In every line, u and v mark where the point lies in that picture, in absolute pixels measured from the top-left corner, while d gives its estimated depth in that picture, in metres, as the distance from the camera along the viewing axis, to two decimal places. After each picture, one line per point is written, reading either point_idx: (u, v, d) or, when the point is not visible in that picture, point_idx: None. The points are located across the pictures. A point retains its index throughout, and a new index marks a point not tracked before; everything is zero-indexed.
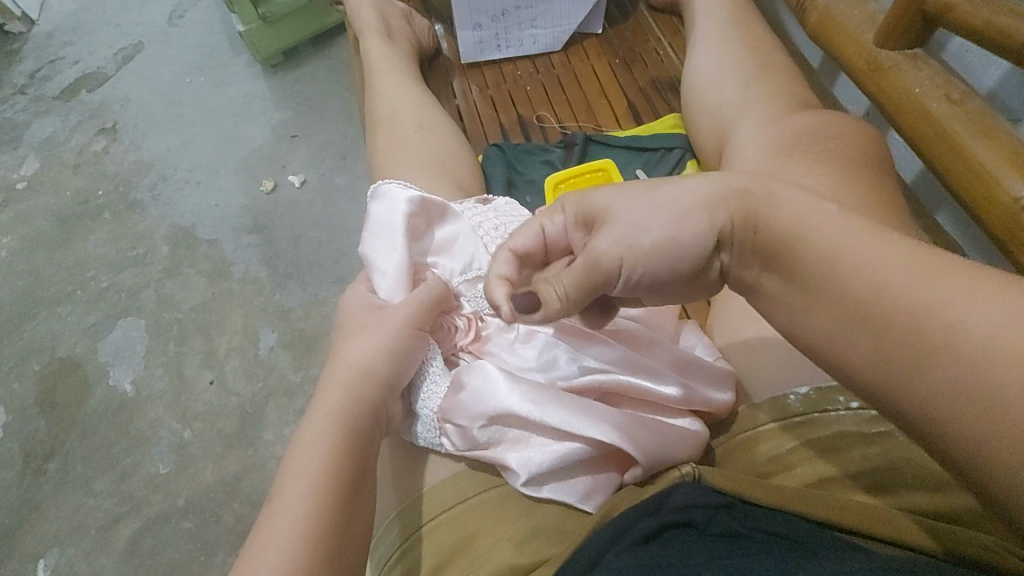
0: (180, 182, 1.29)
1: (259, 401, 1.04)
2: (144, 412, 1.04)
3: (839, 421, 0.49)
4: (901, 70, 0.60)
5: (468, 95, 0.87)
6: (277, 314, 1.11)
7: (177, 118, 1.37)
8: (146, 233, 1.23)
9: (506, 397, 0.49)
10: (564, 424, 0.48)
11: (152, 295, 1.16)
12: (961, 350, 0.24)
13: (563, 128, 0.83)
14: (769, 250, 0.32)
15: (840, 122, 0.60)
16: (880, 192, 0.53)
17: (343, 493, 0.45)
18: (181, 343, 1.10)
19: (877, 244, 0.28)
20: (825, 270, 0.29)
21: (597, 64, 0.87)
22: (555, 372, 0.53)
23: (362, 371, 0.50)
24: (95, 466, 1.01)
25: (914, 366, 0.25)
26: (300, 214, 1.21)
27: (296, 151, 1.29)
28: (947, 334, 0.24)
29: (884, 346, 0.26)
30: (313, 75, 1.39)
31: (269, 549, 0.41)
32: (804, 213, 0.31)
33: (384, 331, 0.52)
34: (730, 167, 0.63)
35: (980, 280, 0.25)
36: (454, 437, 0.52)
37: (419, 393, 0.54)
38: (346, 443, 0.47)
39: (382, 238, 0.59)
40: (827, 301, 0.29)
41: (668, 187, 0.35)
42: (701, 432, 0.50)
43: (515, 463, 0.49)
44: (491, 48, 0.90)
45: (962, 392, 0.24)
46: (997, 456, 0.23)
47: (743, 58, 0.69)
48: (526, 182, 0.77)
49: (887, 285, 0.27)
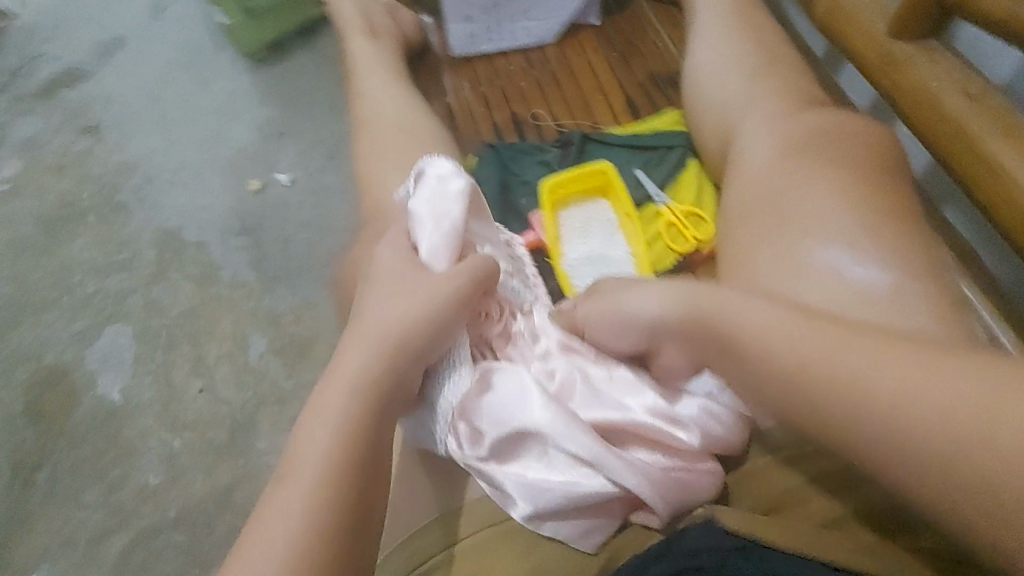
0: (166, 184, 1.25)
1: (249, 410, 1.00)
2: (134, 421, 1.01)
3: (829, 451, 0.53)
4: (915, 64, 0.57)
5: (459, 92, 0.84)
6: (267, 319, 1.08)
7: (162, 117, 1.33)
8: (132, 236, 1.20)
9: (537, 413, 0.53)
10: (590, 456, 0.51)
11: (138, 301, 1.12)
12: (877, 408, 0.37)
13: (559, 125, 0.80)
14: (732, 345, 0.45)
15: (858, 120, 0.57)
16: (892, 202, 0.51)
17: (359, 475, 0.44)
18: (169, 350, 1.07)
19: (803, 330, 0.42)
20: (771, 356, 0.43)
21: (593, 57, 0.84)
22: (576, 402, 0.56)
23: (398, 338, 0.51)
24: (84, 478, 0.98)
25: (853, 422, 0.38)
26: (289, 214, 1.18)
27: (284, 149, 1.26)
28: (872, 393, 0.37)
29: (830, 410, 0.39)
30: (299, 69, 1.35)
31: (288, 523, 0.41)
32: (742, 310, 0.46)
33: (427, 301, 0.53)
34: (733, 175, 0.59)
35: (885, 356, 0.38)
36: (466, 441, 0.56)
37: (443, 389, 0.56)
38: (369, 422, 0.47)
39: (432, 204, 0.61)
40: (770, 382, 0.43)
41: (652, 287, 0.53)
42: (716, 471, 0.53)
43: (511, 484, 0.53)
44: (482, 41, 0.86)
45: (894, 436, 0.36)
46: (922, 480, 0.35)
47: (747, 52, 0.65)
48: (522, 184, 0.74)
49: (817, 361, 0.40)
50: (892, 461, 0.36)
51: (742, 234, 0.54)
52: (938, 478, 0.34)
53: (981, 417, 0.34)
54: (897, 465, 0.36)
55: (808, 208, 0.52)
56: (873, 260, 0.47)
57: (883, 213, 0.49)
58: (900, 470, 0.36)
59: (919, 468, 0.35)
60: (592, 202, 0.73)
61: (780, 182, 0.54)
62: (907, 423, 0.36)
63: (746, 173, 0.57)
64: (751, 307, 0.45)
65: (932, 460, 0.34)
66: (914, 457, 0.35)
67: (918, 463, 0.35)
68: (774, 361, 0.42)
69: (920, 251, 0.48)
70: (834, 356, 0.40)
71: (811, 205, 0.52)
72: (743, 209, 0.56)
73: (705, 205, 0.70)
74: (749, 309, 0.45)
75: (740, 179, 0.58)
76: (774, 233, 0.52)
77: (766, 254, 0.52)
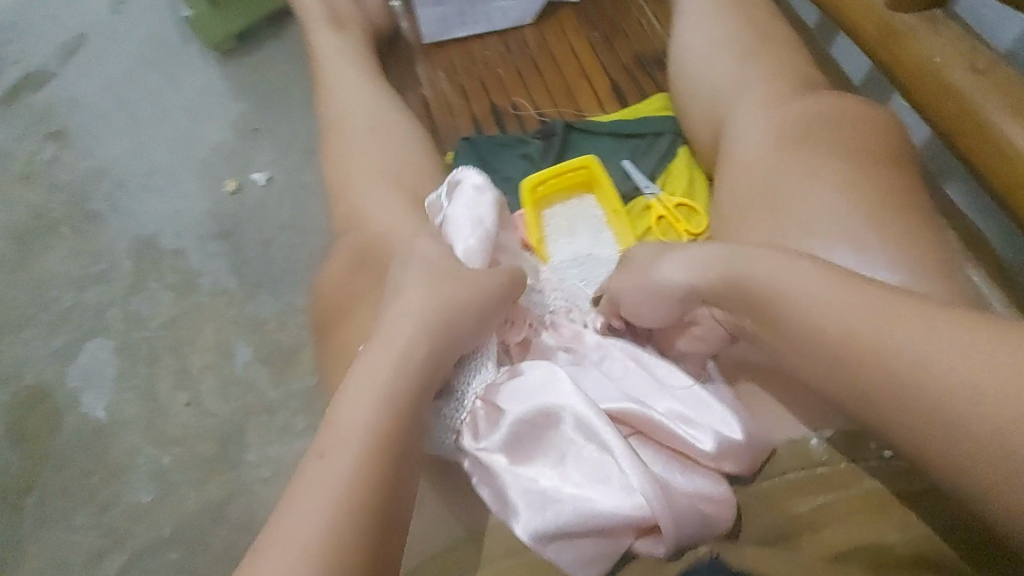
0: (138, 189, 1.20)
1: (238, 421, 0.98)
2: (120, 439, 0.99)
3: (868, 471, 0.51)
4: (918, 36, 0.53)
5: (433, 82, 0.79)
6: (250, 327, 1.05)
7: (130, 118, 1.28)
8: (107, 246, 1.16)
9: (567, 396, 0.55)
10: (614, 449, 0.52)
11: (118, 313, 1.09)
12: (920, 380, 0.40)
13: (541, 114, 0.76)
14: (774, 309, 0.48)
15: (855, 102, 0.56)
16: (894, 197, 0.50)
17: (392, 456, 0.46)
18: (152, 363, 1.04)
19: (850, 293, 0.45)
20: (817, 320, 0.45)
21: (574, 39, 0.79)
22: (598, 395, 0.57)
23: (445, 325, 0.54)
24: (73, 499, 0.96)
25: (894, 391, 0.41)
26: (267, 216, 1.14)
27: (258, 147, 1.21)
28: (918, 365, 0.40)
29: (873, 376, 0.42)
30: (270, 59, 1.29)
31: (325, 499, 0.43)
32: (788, 270, 0.48)
33: (465, 292, 0.56)
34: (725, 168, 0.58)
35: (933, 328, 0.41)
36: (484, 429, 0.57)
37: (471, 378, 0.59)
38: (404, 403, 0.49)
39: (469, 211, 0.63)
40: (813, 344, 0.45)
41: (682, 253, 0.55)
42: (726, 493, 0.52)
43: (516, 486, 0.54)
44: (454, 26, 0.82)
45: (935, 411, 0.39)
46: (959, 452, 0.38)
47: (736, 32, 0.61)
48: (502, 179, 0.72)
49: (863, 328, 0.43)
50: (929, 432, 0.39)
51: (740, 231, 0.54)
52: (973, 452, 0.38)
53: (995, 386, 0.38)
54: (937, 437, 0.39)
55: (809, 204, 0.51)
56: (883, 264, 0.48)
57: (891, 216, 0.49)
58: (938, 442, 0.39)
59: (960, 442, 0.38)
60: (576, 199, 0.72)
61: (778, 172, 0.53)
62: (949, 399, 0.39)
63: (741, 164, 0.56)
64: (800, 265, 0.47)
65: (972, 436, 0.38)
66: (956, 430, 0.38)
67: (958, 437, 0.38)
68: (819, 323, 0.45)
69: (919, 249, 0.48)
70: (880, 325, 0.43)
71: (813, 200, 0.51)
72: (739, 201, 0.55)
73: (696, 196, 0.68)
74: (796, 271, 0.48)
75: (734, 169, 0.56)
76: (776, 223, 0.52)
77: (773, 240, 0.51)
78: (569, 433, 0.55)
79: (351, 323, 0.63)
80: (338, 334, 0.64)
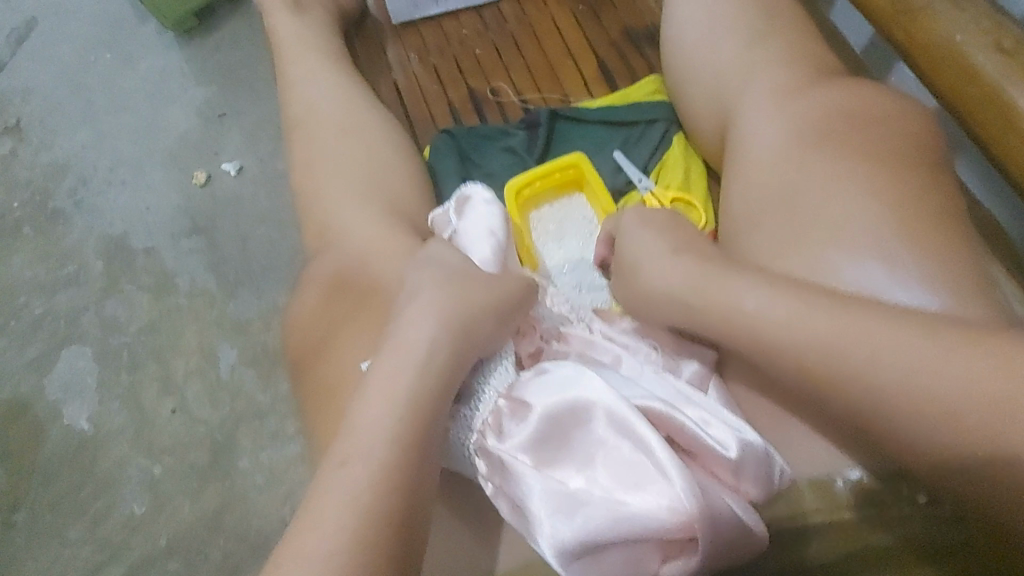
0: (103, 185, 1.14)
1: (227, 427, 0.95)
2: (108, 450, 0.96)
3: (900, 516, 0.46)
4: (937, 12, 0.50)
5: (407, 67, 0.77)
6: (233, 329, 1.01)
7: (88, 107, 1.20)
8: (76, 248, 1.10)
9: (600, 396, 0.50)
10: (659, 448, 0.47)
11: (94, 319, 1.04)
12: (883, 392, 0.41)
13: (524, 101, 0.76)
14: (734, 333, 0.48)
15: (883, 104, 0.54)
16: (927, 206, 0.48)
17: (411, 456, 0.45)
18: (134, 371, 1.00)
19: (801, 316, 0.45)
20: (777, 345, 0.45)
21: (557, 13, 0.79)
22: (632, 391, 0.51)
23: (465, 327, 0.52)
24: (66, 514, 0.93)
25: (863, 403, 0.42)
26: (242, 210, 1.08)
27: (227, 134, 1.14)
28: (878, 376, 0.41)
29: (840, 392, 0.43)
30: (235, 38, 1.20)
31: (345, 497, 0.42)
32: (744, 297, 0.48)
33: (478, 292, 0.54)
34: (740, 158, 0.57)
35: (890, 335, 0.42)
36: (507, 433, 0.52)
37: (489, 376, 0.55)
38: (422, 406, 0.47)
39: (480, 223, 0.60)
40: (776, 365, 0.46)
41: (668, 260, 0.53)
42: (757, 525, 0.46)
43: (540, 490, 0.49)
44: (428, 4, 0.80)
45: (905, 419, 0.40)
46: (930, 453, 0.40)
47: (744, 11, 0.61)
48: (485, 175, 0.71)
49: (821, 349, 0.43)
50: (904, 439, 0.41)
51: (760, 233, 0.53)
52: (945, 451, 0.39)
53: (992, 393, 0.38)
54: (911, 441, 0.40)
55: (825, 201, 0.50)
56: (913, 280, 0.46)
57: (908, 202, 0.48)
58: (913, 445, 0.40)
59: (934, 446, 0.40)
60: (566, 198, 0.70)
61: (795, 176, 0.52)
62: (918, 407, 0.40)
63: (757, 160, 0.55)
64: (744, 300, 0.48)
65: (939, 440, 0.39)
66: (923, 436, 0.40)
67: (931, 440, 0.40)
68: (779, 346, 0.45)
69: (952, 259, 0.46)
70: (837, 342, 0.43)
71: (831, 205, 0.50)
72: (751, 209, 0.54)
73: (692, 188, 0.67)
74: (748, 299, 0.47)
75: (749, 169, 0.55)
76: (786, 227, 0.51)
77: (781, 237, 0.52)
78: (600, 432, 0.50)
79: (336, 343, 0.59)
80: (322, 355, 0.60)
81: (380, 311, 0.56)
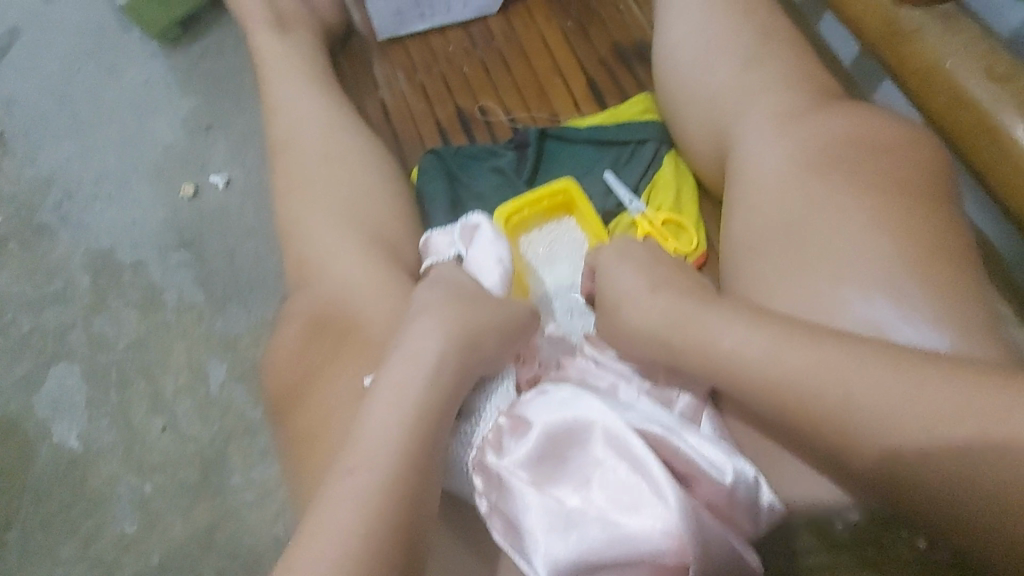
0: (89, 198, 1.12)
1: (218, 444, 0.95)
2: (98, 469, 0.95)
3: (899, 562, 0.44)
4: (927, 36, 0.50)
5: (394, 84, 0.80)
6: (223, 344, 1.00)
7: (72, 118, 1.18)
8: (62, 263, 1.09)
9: (600, 416, 0.49)
10: (658, 472, 0.46)
11: (81, 336, 1.03)
12: (864, 428, 0.41)
13: (512, 120, 0.78)
14: (718, 370, 0.47)
15: (896, 131, 0.53)
16: (919, 238, 0.47)
17: (416, 471, 0.44)
18: (123, 388, 0.99)
19: (781, 351, 0.45)
20: (758, 381, 0.45)
21: (545, 29, 0.81)
22: (632, 412, 0.50)
23: (470, 345, 0.51)
24: (55, 534, 0.92)
25: (847, 440, 0.41)
26: (230, 222, 1.07)
27: (214, 145, 1.13)
28: (860, 412, 0.41)
29: (824, 430, 0.42)
30: (219, 47, 1.19)
31: (350, 508, 0.42)
32: (724, 334, 0.47)
33: (484, 311, 0.54)
34: (742, 182, 0.57)
35: (875, 368, 0.41)
36: (504, 449, 0.50)
37: (488, 395, 0.54)
38: (428, 422, 0.46)
39: (488, 252, 0.61)
40: (759, 402, 0.46)
41: (649, 293, 0.53)
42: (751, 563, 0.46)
43: (537, 507, 0.48)
44: (412, 19, 0.83)
45: (891, 456, 0.40)
46: (918, 493, 0.39)
47: (739, 31, 0.62)
48: (475, 196, 0.72)
49: (797, 382, 0.43)
50: (892, 475, 0.40)
51: (761, 263, 0.53)
52: (933, 491, 0.38)
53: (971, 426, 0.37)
54: (898, 480, 0.39)
55: (830, 227, 0.50)
56: (923, 318, 0.45)
57: (908, 228, 0.48)
58: (902, 483, 0.39)
59: (921, 484, 0.38)
60: (556, 221, 0.71)
61: (797, 208, 0.52)
62: (902, 443, 0.39)
63: (764, 185, 0.55)
64: (723, 337, 0.47)
65: (926, 478, 0.38)
66: (910, 474, 0.39)
67: (919, 478, 0.38)
68: (761, 381, 0.45)
69: (963, 298, 0.45)
70: (818, 376, 0.43)
71: (827, 233, 0.50)
72: (754, 238, 0.54)
73: (683, 209, 0.68)
74: (728, 335, 0.47)
75: (753, 194, 0.55)
76: (787, 262, 0.51)
77: (776, 268, 0.52)
78: (598, 452, 0.48)
79: (328, 372, 0.59)
80: (311, 382, 0.60)
81: (373, 339, 0.57)
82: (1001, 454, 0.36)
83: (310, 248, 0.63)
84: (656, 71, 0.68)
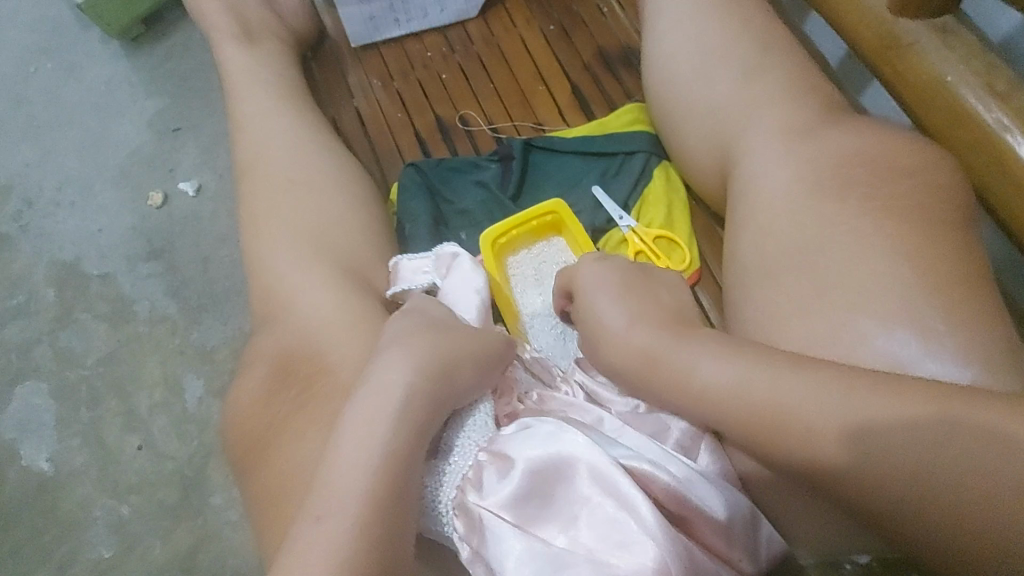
0: (50, 206, 1.07)
1: (198, 462, 0.92)
2: (70, 491, 0.91)
3: None
4: (923, 50, 0.50)
5: (370, 92, 0.78)
6: (198, 357, 0.96)
7: (28, 121, 1.12)
8: (24, 275, 1.03)
9: (584, 452, 0.47)
10: (648, 512, 0.45)
11: (47, 352, 0.99)
12: (851, 459, 0.39)
13: (495, 131, 0.75)
14: (695, 403, 0.46)
15: (906, 146, 0.52)
16: (928, 253, 0.47)
17: (399, 509, 0.42)
18: (94, 406, 0.95)
19: (757, 380, 0.44)
20: (733, 413, 0.44)
21: (525, 32, 0.79)
22: (617, 447, 0.49)
23: (445, 377, 0.49)
24: (27, 562, 0.88)
25: (831, 472, 0.40)
26: (202, 229, 1.03)
27: (183, 148, 1.08)
28: (845, 441, 0.39)
29: (801, 461, 0.41)
30: (186, 45, 1.14)
31: (323, 553, 0.39)
32: (700, 368, 0.46)
33: (454, 341, 0.51)
34: (748, 202, 0.55)
35: (858, 394, 0.40)
36: (484, 490, 0.48)
37: (462, 429, 0.51)
38: (404, 462, 0.44)
39: (462, 282, 0.60)
40: (734, 433, 0.45)
41: (627, 320, 0.52)
42: None
43: (521, 550, 0.46)
44: (387, 24, 0.79)
45: (880, 487, 0.38)
46: (912, 523, 0.37)
47: (737, 39, 0.61)
48: (459, 213, 0.70)
49: (772, 415, 0.42)
50: (884, 506, 0.38)
51: (767, 289, 0.52)
52: (925, 519, 0.37)
53: (957, 450, 0.36)
54: (889, 511, 0.38)
55: (835, 250, 0.49)
56: (944, 350, 0.44)
57: (910, 249, 0.47)
58: (895, 514, 0.38)
59: (912, 512, 0.37)
60: (543, 242, 0.69)
61: (809, 230, 0.51)
62: (889, 474, 0.38)
63: (768, 207, 0.53)
64: (699, 369, 0.46)
65: (918, 507, 0.37)
66: (903, 504, 0.37)
67: (911, 508, 0.37)
68: (735, 414, 0.44)
69: (980, 329, 0.44)
70: (799, 404, 0.41)
71: (827, 262, 0.49)
72: (762, 263, 0.53)
73: (675, 225, 0.68)
74: (703, 367, 0.46)
75: (760, 216, 0.54)
76: (798, 288, 0.50)
77: (793, 296, 0.50)
78: (584, 490, 0.47)
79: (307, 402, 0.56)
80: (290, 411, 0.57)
81: (353, 367, 0.55)
82: (992, 476, 0.35)
83: (284, 269, 0.60)
84: (648, 83, 0.67)
